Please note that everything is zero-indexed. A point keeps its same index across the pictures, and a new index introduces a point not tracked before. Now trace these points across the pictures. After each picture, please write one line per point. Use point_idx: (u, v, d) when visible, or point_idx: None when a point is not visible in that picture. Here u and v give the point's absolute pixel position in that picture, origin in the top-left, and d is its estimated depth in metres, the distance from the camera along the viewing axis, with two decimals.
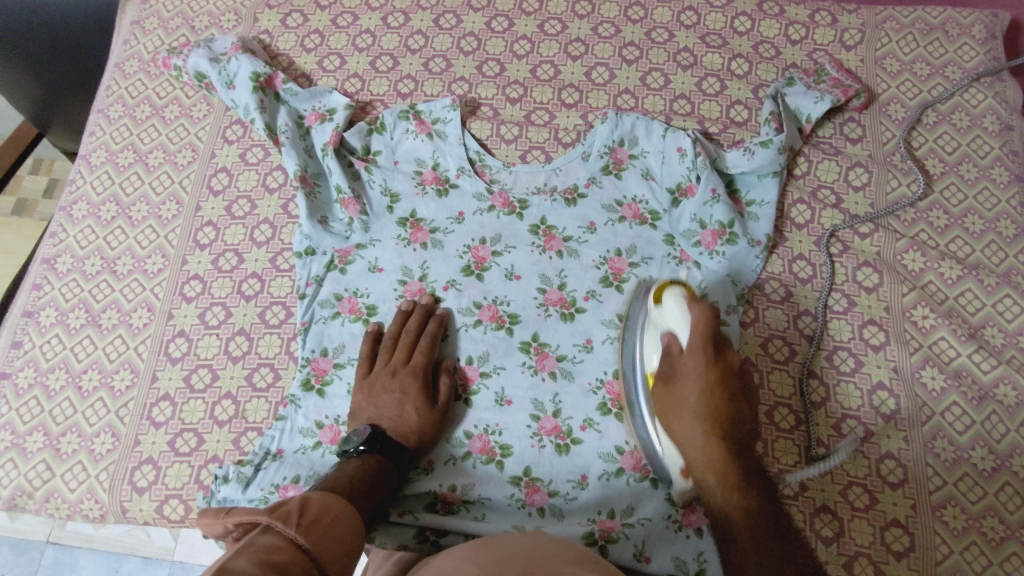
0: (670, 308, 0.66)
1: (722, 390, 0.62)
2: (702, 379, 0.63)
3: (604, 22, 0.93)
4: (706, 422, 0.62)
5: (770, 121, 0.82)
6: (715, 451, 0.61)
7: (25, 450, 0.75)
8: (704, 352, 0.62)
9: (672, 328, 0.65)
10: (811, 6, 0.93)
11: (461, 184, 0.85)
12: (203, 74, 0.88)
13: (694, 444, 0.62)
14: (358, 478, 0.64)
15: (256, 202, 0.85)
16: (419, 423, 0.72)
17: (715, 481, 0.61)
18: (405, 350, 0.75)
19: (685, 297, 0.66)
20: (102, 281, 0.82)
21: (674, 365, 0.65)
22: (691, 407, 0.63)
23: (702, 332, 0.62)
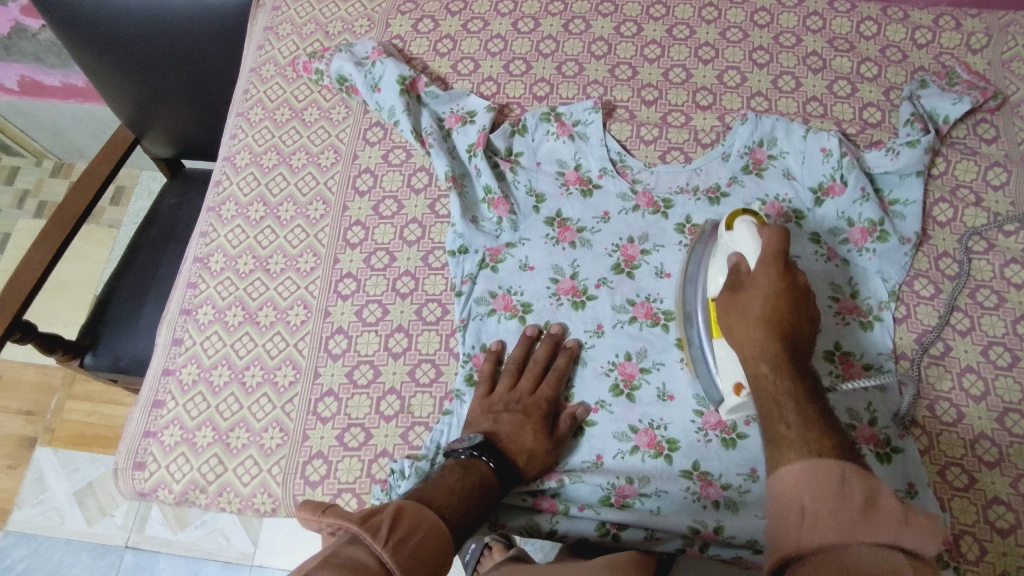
0: (740, 233, 0.68)
1: (788, 318, 0.63)
2: (771, 285, 0.64)
3: (731, 27, 0.95)
4: (768, 330, 0.62)
5: (913, 122, 0.85)
6: (770, 349, 0.62)
7: (196, 445, 0.76)
8: (776, 269, 0.64)
9: (741, 250, 0.68)
10: (934, 11, 0.95)
11: (605, 184, 0.86)
12: (346, 78, 0.91)
13: (751, 343, 0.63)
14: (457, 491, 0.61)
15: (403, 202, 0.87)
16: (533, 446, 0.70)
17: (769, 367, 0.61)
18: (531, 379, 0.75)
19: (755, 223, 0.68)
20: (256, 279, 0.84)
21: (744, 281, 0.67)
22: (751, 298, 0.65)
23: (773, 250, 0.65)
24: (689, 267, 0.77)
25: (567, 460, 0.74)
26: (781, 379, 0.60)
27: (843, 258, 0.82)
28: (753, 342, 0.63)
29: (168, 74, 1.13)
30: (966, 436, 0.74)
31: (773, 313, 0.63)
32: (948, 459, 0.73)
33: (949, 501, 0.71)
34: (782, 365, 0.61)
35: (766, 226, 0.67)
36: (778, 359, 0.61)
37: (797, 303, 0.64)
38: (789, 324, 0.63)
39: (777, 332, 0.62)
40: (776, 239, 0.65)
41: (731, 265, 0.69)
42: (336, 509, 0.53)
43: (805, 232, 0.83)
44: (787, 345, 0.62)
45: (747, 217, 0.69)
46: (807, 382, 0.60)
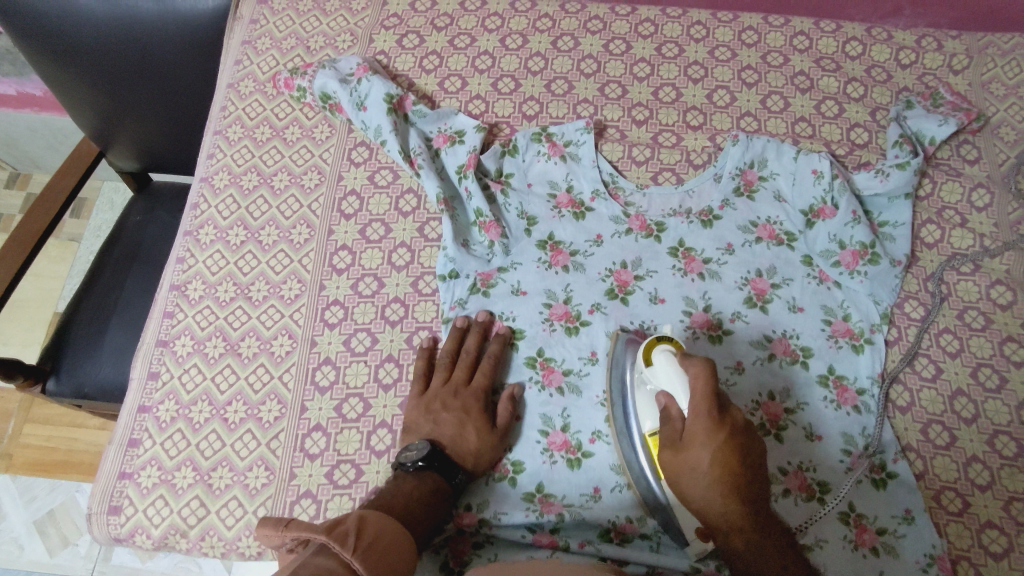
0: (665, 368, 0.63)
1: (735, 445, 0.59)
2: (716, 442, 0.59)
3: (720, 46, 0.96)
4: (724, 496, 0.60)
5: (901, 143, 0.86)
6: (733, 517, 0.60)
7: (175, 487, 0.72)
8: (712, 418, 0.59)
9: (671, 390, 0.63)
10: (916, 32, 0.97)
11: (597, 207, 0.85)
12: (330, 95, 0.88)
13: (703, 493, 0.60)
14: (415, 499, 0.63)
15: (391, 225, 0.84)
16: (478, 445, 0.70)
17: (731, 527, 0.60)
18: (465, 369, 0.75)
19: (675, 357, 0.63)
20: (237, 308, 0.80)
21: (683, 432, 0.62)
22: (700, 489, 0.60)
23: (705, 395, 0.60)
24: (614, 369, 0.73)
25: (563, 492, 0.72)
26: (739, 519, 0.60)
27: (834, 281, 0.81)
28: (708, 504, 0.60)
29: (135, 86, 1.07)
30: (959, 460, 0.74)
31: (731, 491, 0.59)
32: (942, 484, 0.73)
33: (945, 526, 0.71)
34: (745, 527, 0.60)
35: (690, 360, 0.62)
36: (743, 522, 0.60)
37: (740, 438, 0.60)
38: (738, 454, 0.59)
39: (735, 490, 0.60)
40: (704, 378, 0.60)
41: (663, 406, 0.64)
42: (298, 522, 0.54)
43: (797, 255, 0.83)
44: (740, 488, 0.60)
45: (666, 349, 0.64)
46: (766, 523, 0.60)
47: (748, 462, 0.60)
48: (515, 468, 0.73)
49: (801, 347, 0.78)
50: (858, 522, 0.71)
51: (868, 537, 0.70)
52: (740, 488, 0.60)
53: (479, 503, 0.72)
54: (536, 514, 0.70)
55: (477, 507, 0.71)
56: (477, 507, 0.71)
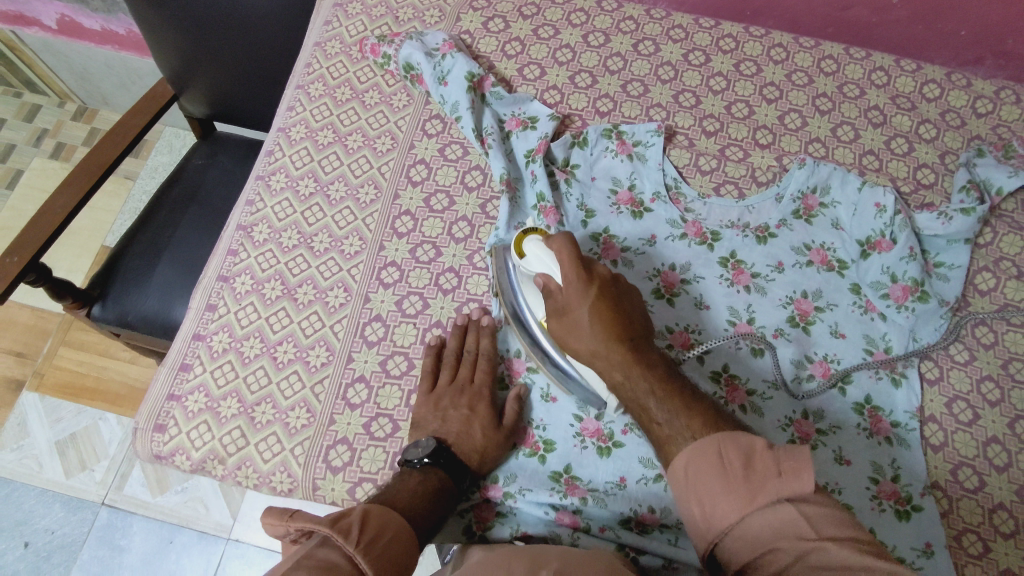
0: (537, 254, 0.70)
1: (607, 298, 0.67)
2: (588, 300, 0.66)
3: (798, 70, 0.97)
4: (605, 334, 0.65)
5: (968, 190, 0.87)
6: (617, 356, 0.65)
7: (220, 415, 0.75)
8: (580, 279, 0.67)
9: (546, 270, 0.69)
10: (996, 84, 0.97)
11: (655, 209, 0.86)
12: (414, 66, 0.91)
13: (593, 349, 0.66)
14: (418, 495, 0.63)
15: (455, 198, 0.87)
16: (485, 443, 0.70)
17: (623, 374, 0.64)
18: (471, 368, 0.76)
19: (544, 241, 0.70)
20: (298, 255, 0.83)
21: (563, 300, 0.68)
22: (585, 332, 0.66)
23: (570, 259, 0.67)
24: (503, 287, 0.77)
25: (589, 477, 0.73)
26: (635, 374, 0.64)
27: (881, 312, 0.82)
28: (597, 355, 0.66)
29: (221, 34, 1.11)
30: (985, 505, 0.74)
31: (612, 333, 0.65)
32: (965, 526, 0.73)
33: (963, 567, 0.71)
34: (632, 365, 0.64)
35: (552, 238, 0.70)
36: (627, 361, 0.64)
37: (607, 294, 0.67)
38: (608, 303, 0.66)
39: (608, 313, 0.66)
40: (568, 249, 0.68)
41: (543, 287, 0.70)
42: (303, 513, 0.54)
43: (846, 283, 0.83)
44: (618, 329, 0.65)
45: (533, 240, 0.71)
46: (654, 367, 0.64)
47: (620, 310, 0.67)
48: (546, 446, 0.74)
49: (840, 372, 0.79)
50: None
51: None
52: (616, 318, 0.66)
53: (505, 476, 0.73)
54: (559, 494, 0.71)
55: (504, 481, 0.73)
56: (502, 480, 0.73)
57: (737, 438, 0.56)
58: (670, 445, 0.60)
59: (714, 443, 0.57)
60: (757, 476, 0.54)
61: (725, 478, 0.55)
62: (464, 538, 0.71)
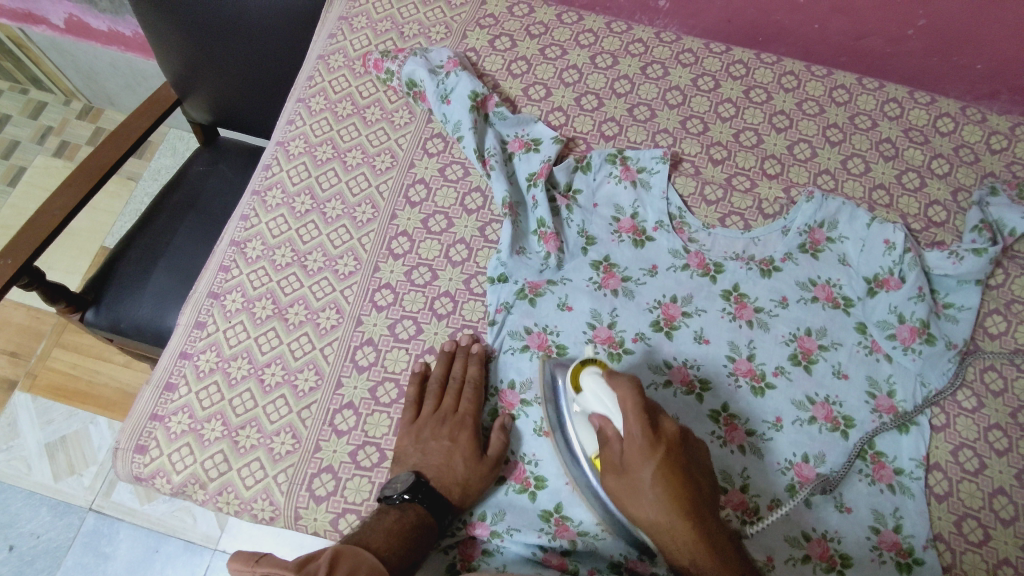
0: (595, 392, 0.66)
1: (674, 463, 0.62)
2: (655, 459, 0.61)
3: (809, 99, 0.95)
4: (668, 506, 0.61)
5: (981, 229, 0.84)
6: (682, 533, 0.60)
7: (202, 437, 0.73)
8: (645, 434, 0.62)
9: (604, 412, 0.65)
10: (1012, 119, 0.95)
11: (658, 238, 0.84)
12: (417, 83, 0.89)
13: (655, 519, 0.62)
14: (395, 534, 0.61)
15: (453, 220, 0.85)
16: (467, 476, 0.68)
17: (689, 559, 0.60)
18: (454, 396, 0.74)
19: (604, 375, 0.66)
20: (291, 274, 0.81)
21: (621, 457, 0.64)
22: (646, 500, 0.62)
23: (635, 407, 0.62)
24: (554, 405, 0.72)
25: (580, 518, 0.70)
26: (699, 554, 0.60)
27: (886, 353, 0.79)
28: (656, 523, 0.62)
29: (224, 41, 1.10)
30: (990, 560, 0.71)
31: (677, 501, 0.61)
32: None
33: None
34: (698, 547, 0.60)
35: (615, 378, 0.65)
36: (691, 539, 0.60)
37: (678, 457, 0.63)
38: (677, 468, 0.62)
39: (674, 479, 0.61)
40: (632, 400, 0.63)
41: (597, 426, 0.66)
42: (269, 557, 0.53)
43: (851, 321, 0.81)
44: (685, 502, 0.61)
45: (592, 371, 0.67)
46: (725, 550, 0.60)
47: (689, 477, 0.63)
48: (537, 483, 0.72)
49: (843, 414, 0.76)
50: None
51: None
52: (683, 488, 0.62)
53: (492, 513, 0.70)
54: (548, 536, 0.69)
55: (490, 517, 0.70)
56: (489, 516, 0.70)
57: None
58: None
59: None
60: None
61: None
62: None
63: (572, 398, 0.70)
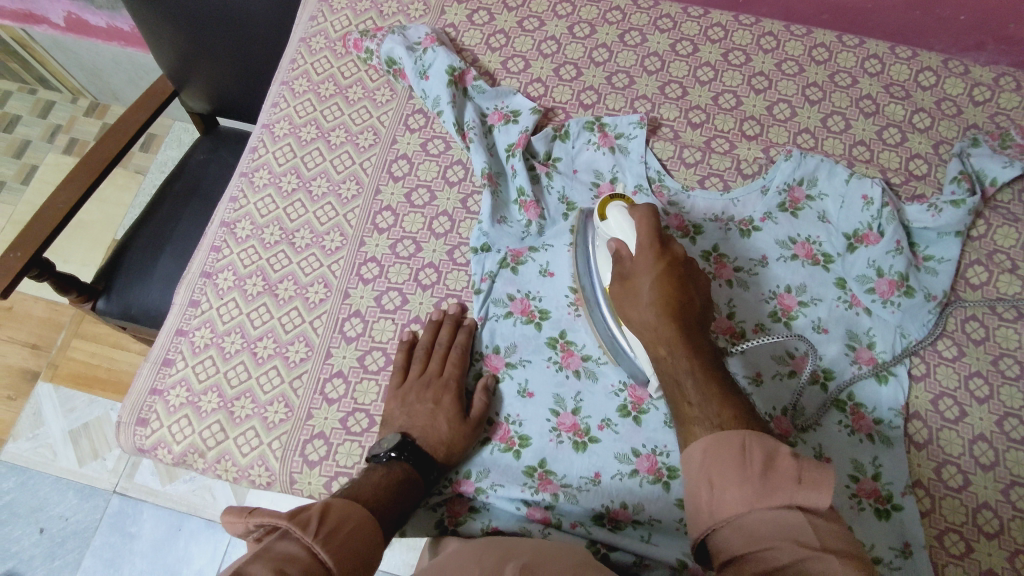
0: (616, 219, 0.71)
1: (674, 275, 0.66)
2: (655, 269, 0.66)
3: (788, 59, 0.95)
4: (658, 306, 0.64)
5: (960, 180, 0.84)
6: (665, 333, 0.63)
7: (200, 409, 0.76)
8: (653, 247, 0.66)
9: (621, 236, 0.70)
10: (996, 70, 0.94)
11: (637, 202, 0.85)
12: (395, 61, 0.91)
13: (647, 320, 0.64)
14: (382, 487, 0.64)
15: (435, 193, 0.87)
16: (450, 435, 0.71)
17: (667, 350, 0.62)
18: (439, 361, 0.76)
19: (627, 208, 0.71)
20: (280, 251, 0.84)
21: (630, 267, 0.68)
22: (642, 303, 0.65)
23: (648, 229, 0.67)
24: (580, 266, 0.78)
25: (564, 472, 0.72)
26: (683, 360, 0.61)
27: (865, 307, 0.80)
28: (647, 324, 0.64)
29: (213, 30, 1.12)
30: (969, 504, 0.72)
31: (668, 305, 0.63)
32: (947, 525, 0.72)
33: (943, 567, 0.70)
34: (680, 347, 0.61)
35: (635, 207, 0.70)
36: (673, 340, 0.62)
37: (682, 283, 0.65)
38: (676, 284, 0.65)
39: (669, 290, 0.64)
40: (646, 219, 0.68)
41: (614, 250, 0.70)
42: (262, 510, 0.54)
43: (831, 277, 0.82)
44: (677, 307, 0.64)
45: (617, 204, 0.72)
46: (710, 362, 0.61)
47: (689, 302, 0.65)
48: (521, 441, 0.74)
49: (823, 367, 0.77)
50: None
51: None
52: (679, 315, 0.63)
53: (478, 471, 0.73)
54: (531, 490, 0.71)
55: (476, 476, 0.73)
56: (475, 475, 0.73)
57: (766, 441, 0.53)
58: (695, 427, 0.57)
59: (738, 436, 0.54)
60: (776, 471, 0.51)
61: (740, 468, 0.52)
62: (436, 531, 0.72)
63: (598, 233, 0.75)
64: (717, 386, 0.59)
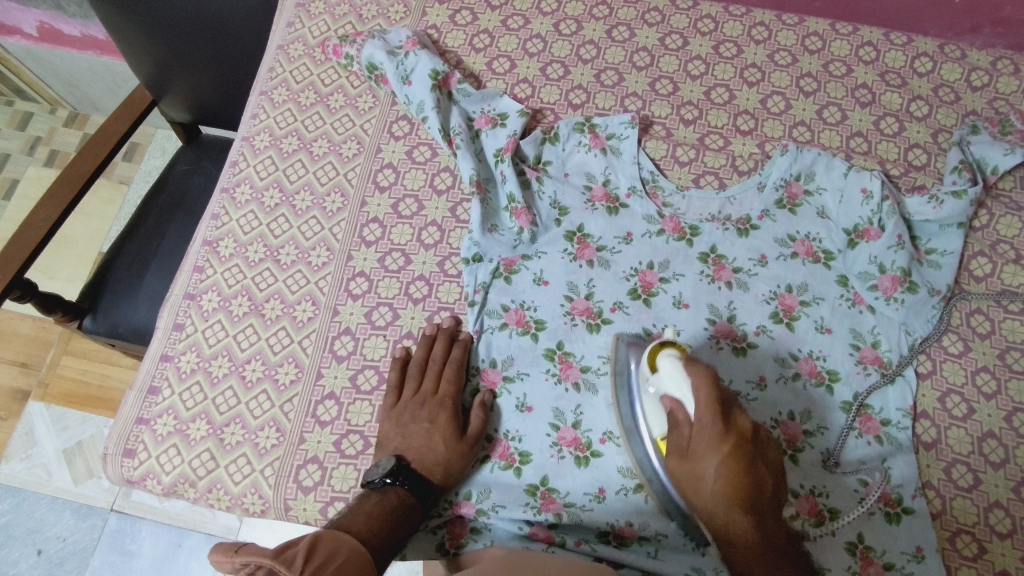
0: (671, 373, 0.64)
1: (743, 458, 0.60)
2: (723, 452, 0.60)
3: (780, 50, 0.92)
4: (728, 494, 0.60)
5: (961, 170, 0.82)
6: (740, 529, 0.59)
7: (189, 437, 0.74)
8: (718, 423, 0.61)
9: (677, 394, 0.64)
10: (993, 53, 0.92)
11: (632, 205, 0.83)
12: (376, 66, 0.88)
13: (711, 507, 0.61)
14: (376, 516, 0.62)
15: (423, 202, 0.84)
16: (447, 456, 0.69)
17: (738, 520, 0.59)
18: (433, 378, 0.74)
19: (680, 358, 0.65)
20: (265, 269, 0.81)
21: (688, 443, 0.63)
22: (706, 485, 0.61)
23: (711, 397, 0.61)
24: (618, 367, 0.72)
25: (567, 489, 0.70)
26: (752, 553, 0.59)
27: (868, 305, 0.78)
28: (709, 499, 0.61)
29: (187, 38, 1.09)
30: (980, 504, 0.71)
31: (737, 499, 0.59)
32: (959, 527, 0.70)
33: (956, 570, 0.68)
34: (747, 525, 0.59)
35: (694, 362, 0.64)
36: (745, 536, 0.59)
37: (750, 448, 0.61)
38: (745, 459, 0.60)
39: (737, 467, 0.60)
40: (707, 388, 0.62)
41: (668, 409, 0.64)
42: (250, 547, 0.50)
43: (832, 274, 0.80)
44: (746, 495, 0.59)
45: (671, 355, 0.65)
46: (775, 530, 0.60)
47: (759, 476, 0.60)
48: (521, 459, 0.72)
49: (827, 369, 0.76)
50: (865, 554, 0.68)
51: (873, 570, 0.68)
52: (749, 482, 0.60)
53: (478, 492, 0.71)
54: (534, 510, 0.69)
55: (476, 496, 0.71)
56: (476, 496, 0.71)
57: None
58: None
59: None
60: None
61: None
62: (437, 555, 0.70)
63: (641, 373, 0.68)
64: (789, 566, 0.58)
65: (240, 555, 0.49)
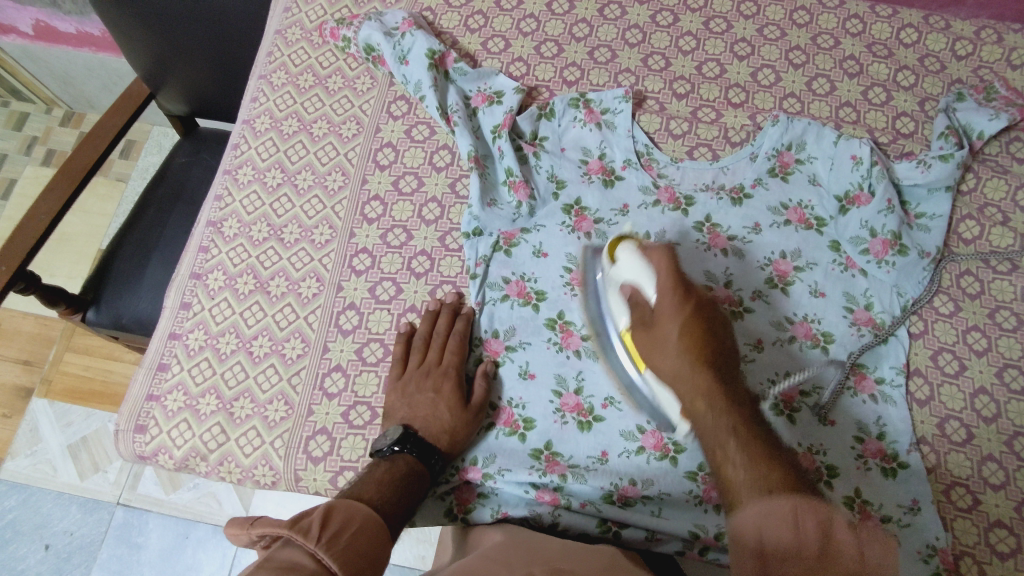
0: (628, 260, 0.70)
1: (702, 320, 0.66)
2: (680, 316, 0.66)
3: (769, 24, 0.94)
4: (691, 356, 0.63)
5: (947, 136, 0.84)
6: (703, 382, 0.62)
7: (199, 412, 0.75)
8: (675, 292, 0.67)
9: (637, 281, 0.69)
10: (977, 23, 0.94)
11: (627, 177, 0.85)
12: (373, 47, 0.89)
13: (677, 367, 0.64)
14: (385, 484, 0.64)
15: (423, 179, 0.86)
16: (452, 423, 0.70)
17: (706, 401, 0.61)
18: (438, 349, 0.75)
19: (637, 248, 0.70)
20: (269, 248, 0.83)
21: (652, 314, 0.68)
22: (671, 354, 0.65)
23: (668, 270, 0.68)
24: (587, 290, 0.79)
25: (570, 453, 0.72)
26: (717, 411, 0.60)
27: (860, 269, 0.80)
28: (677, 371, 0.64)
29: (185, 29, 1.10)
30: (974, 457, 0.73)
31: (698, 357, 0.63)
32: (953, 479, 0.72)
33: (952, 521, 0.70)
34: (713, 393, 0.61)
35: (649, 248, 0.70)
36: (712, 390, 0.61)
37: (711, 331, 0.66)
38: (704, 330, 0.65)
39: (696, 344, 0.64)
40: (666, 259, 0.68)
41: (631, 297, 0.70)
42: (264, 519, 0.52)
43: (825, 240, 0.81)
44: (708, 359, 0.63)
45: (628, 245, 0.71)
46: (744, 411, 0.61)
47: (719, 349, 0.65)
48: (526, 424, 0.74)
49: (822, 331, 0.77)
50: (863, 508, 0.70)
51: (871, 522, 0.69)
52: (710, 367, 0.63)
53: (485, 458, 0.72)
54: (539, 473, 0.71)
55: (482, 462, 0.72)
56: (482, 462, 0.72)
57: (817, 505, 0.52)
58: (742, 493, 0.55)
59: (789, 502, 0.52)
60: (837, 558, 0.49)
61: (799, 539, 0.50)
62: (447, 520, 0.72)
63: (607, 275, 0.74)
64: (758, 442, 0.58)
65: (257, 526, 0.52)
